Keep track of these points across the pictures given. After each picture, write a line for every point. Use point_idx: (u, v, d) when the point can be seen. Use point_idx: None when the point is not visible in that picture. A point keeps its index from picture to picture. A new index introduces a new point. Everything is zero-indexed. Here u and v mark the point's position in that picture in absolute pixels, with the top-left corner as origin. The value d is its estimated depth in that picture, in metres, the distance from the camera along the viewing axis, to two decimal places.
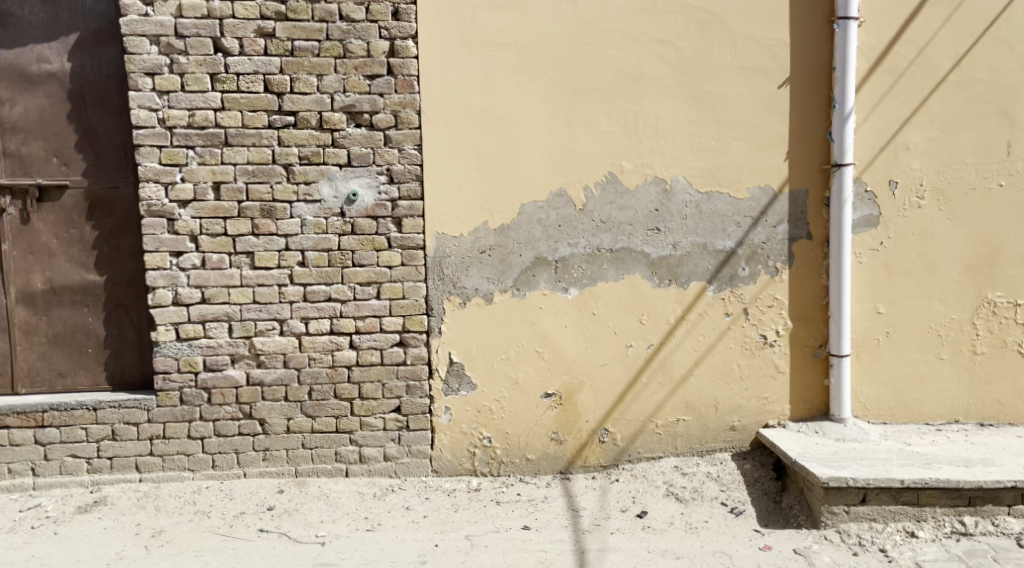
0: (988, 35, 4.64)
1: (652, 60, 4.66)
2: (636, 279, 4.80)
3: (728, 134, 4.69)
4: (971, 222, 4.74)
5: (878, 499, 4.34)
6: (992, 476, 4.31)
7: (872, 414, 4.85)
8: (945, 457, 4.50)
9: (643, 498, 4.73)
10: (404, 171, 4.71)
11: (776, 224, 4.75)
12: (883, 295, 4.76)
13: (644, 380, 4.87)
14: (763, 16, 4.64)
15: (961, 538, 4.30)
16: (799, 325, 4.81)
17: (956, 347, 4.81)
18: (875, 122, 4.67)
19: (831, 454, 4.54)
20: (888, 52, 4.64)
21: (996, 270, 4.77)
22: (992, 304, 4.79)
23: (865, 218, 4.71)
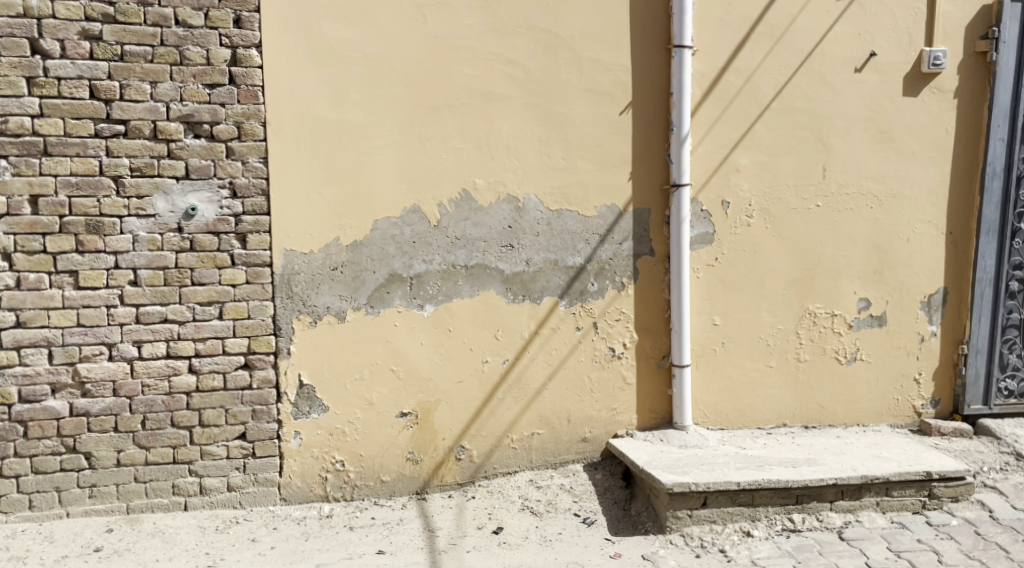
0: (804, 68, 4.89)
1: (501, 79, 4.73)
2: (490, 295, 4.84)
3: (575, 154, 4.82)
4: (794, 238, 4.98)
5: (718, 502, 4.58)
6: (816, 475, 4.63)
7: (711, 421, 5.07)
8: (776, 458, 4.79)
9: (499, 514, 4.76)
10: (249, 184, 4.51)
11: (622, 240, 4.90)
12: (719, 308, 4.98)
13: (499, 396, 4.90)
14: (605, 41, 4.80)
15: (791, 534, 4.60)
16: (644, 337, 4.99)
17: (783, 355, 5.05)
18: (708, 145, 4.87)
19: (674, 461, 4.74)
20: (718, 79, 4.85)
21: (816, 284, 5.02)
22: (813, 315, 5.03)
23: (701, 235, 4.90)
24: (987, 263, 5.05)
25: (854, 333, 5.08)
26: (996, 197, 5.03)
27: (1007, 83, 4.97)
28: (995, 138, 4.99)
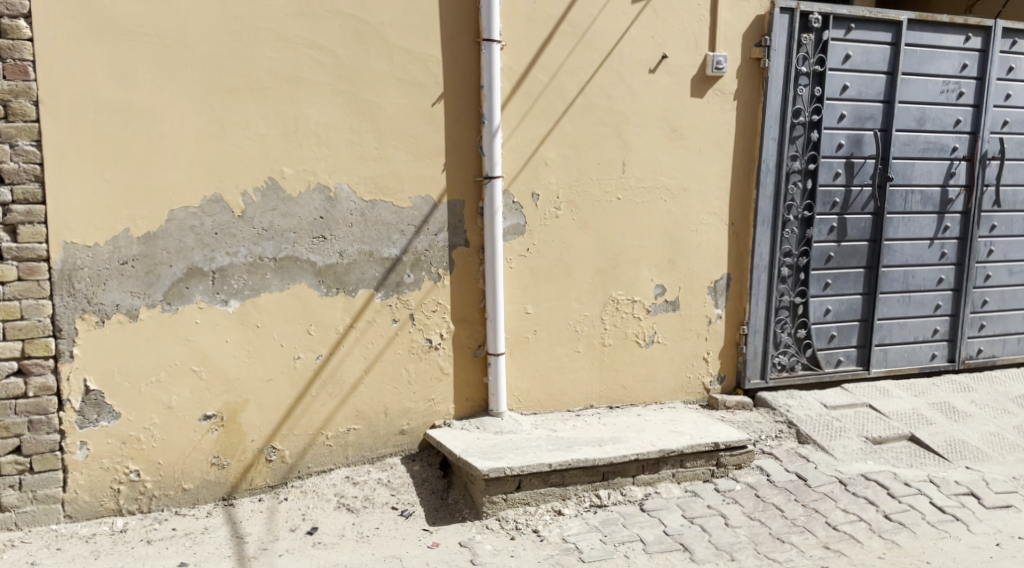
0: (604, 67, 5.09)
1: (309, 65, 4.55)
2: (302, 288, 4.66)
3: (388, 144, 4.75)
4: (598, 229, 5.21)
5: (532, 484, 4.69)
6: (619, 452, 4.83)
7: (525, 407, 5.21)
8: (583, 439, 4.96)
9: (313, 514, 4.62)
10: (19, 170, 4.08)
11: (437, 232, 4.90)
12: (531, 297, 5.12)
13: (313, 393, 4.75)
14: (416, 31, 4.73)
15: (598, 509, 4.77)
16: (460, 327, 5.03)
17: (589, 340, 5.28)
18: (518, 139, 4.97)
19: (490, 447, 4.82)
20: (526, 74, 4.95)
21: (618, 272, 5.29)
22: (616, 302, 5.31)
23: (513, 226, 5.02)
24: (762, 250, 5.51)
25: (651, 318, 5.40)
26: (769, 190, 5.46)
27: (778, 86, 5.38)
28: (768, 137, 5.40)
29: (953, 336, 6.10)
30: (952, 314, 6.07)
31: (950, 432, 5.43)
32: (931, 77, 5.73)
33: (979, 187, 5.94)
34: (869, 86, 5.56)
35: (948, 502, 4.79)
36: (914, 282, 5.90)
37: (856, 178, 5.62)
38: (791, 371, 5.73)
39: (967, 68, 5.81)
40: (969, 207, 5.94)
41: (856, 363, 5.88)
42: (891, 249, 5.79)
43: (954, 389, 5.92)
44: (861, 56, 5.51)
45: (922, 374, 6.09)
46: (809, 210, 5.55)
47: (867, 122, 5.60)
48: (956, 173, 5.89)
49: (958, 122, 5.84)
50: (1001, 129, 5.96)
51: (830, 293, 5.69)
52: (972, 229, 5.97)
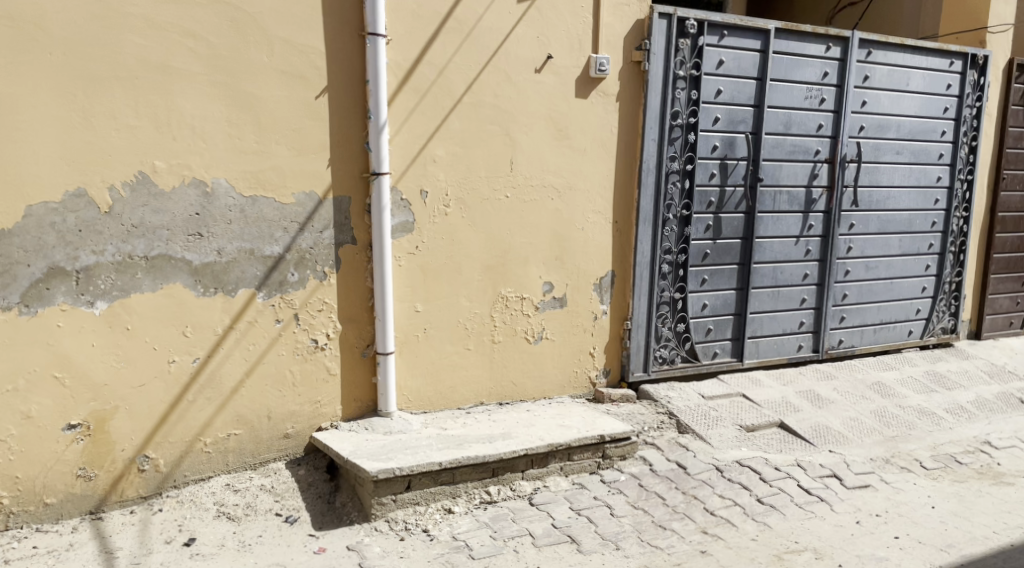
0: (491, 65, 5.10)
1: (183, 54, 4.33)
2: (176, 288, 4.44)
3: (269, 139, 4.58)
4: (486, 226, 5.22)
5: (421, 483, 4.61)
6: (509, 447, 4.83)
7: (414, 406, 5.16)
8: (473, 436, 4.95)
9: (190, 524, 4.41)
10: None
11: (321, 229, 4.78)
12: (420, 295, 5.08)
13: (190, 398, 4.54)
14: (298, 22, 4.59)
15: (488, 505, 4.75)
16: (347, 327, 4.92)
17: (479, 337, 5.29)
18: (405, 135, 4.92)
19: (378, 448, 4.73)
20: (412, 70, 4.90)
21: (506, 269, 5.32)
22: (504, 299, 5.33)
23: (401, 223, 4.96)
24: (644, 248, 5.67)
25: (539, 314, 5.47)
26: (650, 190, 5.63)
27: (657, 89, 5.55)
28: (648, 138, 5.57)
29: (817, 328, 6.49)
30: (816, 307, 6.46)
31: (815, 418, 5.77)
32: (797, 84, 6.06)
33: (839, 187, 6.33)
34: (741, 91, 5.82)
35: (814, 484, 5.08)
36: (782, 278, 6.23)
37: (729, 179, 5.88)
38: (672, 364, 5.93)
39: (828, 76, 6.18)
40: (831, 206, 6.33)
41: (731, 355, 6.15)
42: (761, 247, 6.09)
43: (819, 377, 6.30)
44: (733, 62, 5.77)
45: (790, 364, 6.45)
46: (687, 209, 5.76)
47: (739, 125, 5.86)
48: (819, 174, 6.26)
49: (820, 126, 6.21)
50: (858, 133, 6.38)
51: (706, 289, 5.94)
52: (833, 227, 6.37)
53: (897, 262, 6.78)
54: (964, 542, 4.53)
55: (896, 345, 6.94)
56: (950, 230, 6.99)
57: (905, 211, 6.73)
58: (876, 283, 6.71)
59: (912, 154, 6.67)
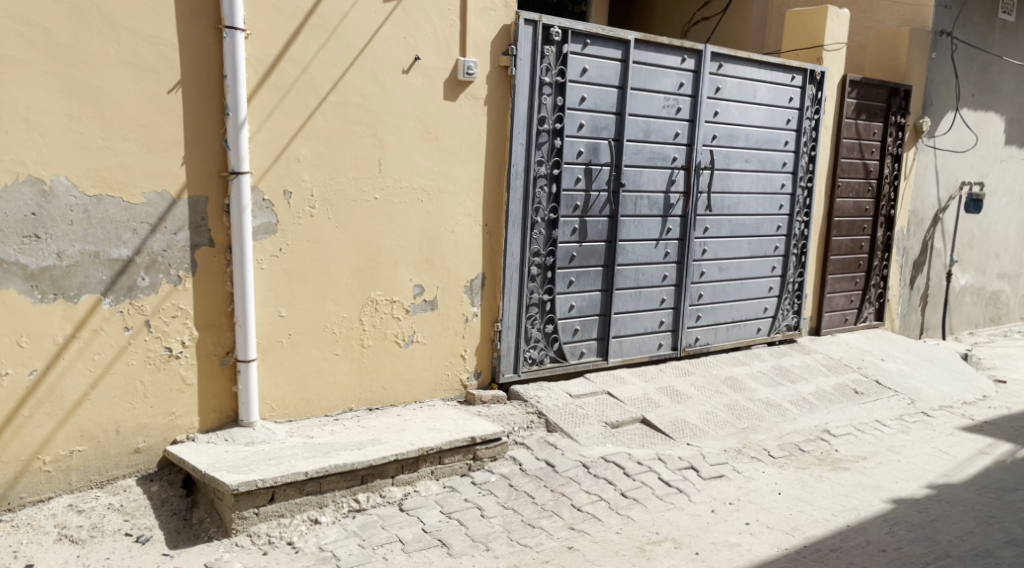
0: (357, 64, 4.99)
1: (16, 41, 3.99)
2: (9, 295, 4.08)
3: (116, 134, 4.29)
4: (354, 228, 5.10)
5: (285, 494, 4.43)
6: (378, 453, 4.74)
7: (279, 414, 4.98)
8: (341, 443, 4.82)
9: (27, 550, 4.05)
10: None
11: (176, 231, 4.52)
12: (284, 299, 4.91)
13: (26, 413, 4.18)
14: (149, 12, 4.32)
15: (357, 514, 4.63)
16: (205, 333, 4.68)
17: (347, 342, 5.17)
18: (266, 134, 4.74)
19: (239, 460, 4.51)
20: (274, 67, 4.73)
21: (375, 272, 5.22)
22: (374, 302, 5.24)
23: (264, 224, 4.78)
24: (514, 251, 5.72)
25: (410, 318, 5.40)
26: (519, 193, 5.69)
27: (524, 94, 5.61)
28: (516, 143, 5.62)
29: (676, 327, 6.76)
30: (675, 306, 6.73)
31: (674, 413, 6.01)
32: (655, 93, 6.29)
33: (695, 193, 6.64)
34: (603, 98, 5.99)
35: (673, 476, 5.29)
36: (643, 279, 6.46)
37: (593, 183, 6.03)
38: (541, 364, 6.00)
39: (684, 87, 6.46)
40: (687, 211, 6.63)
41: (596, 355, 6.31)
42: (624, 249, 6.29)
43: (678, 374, 6.57)
44: (596, 70, 5.92)
45: (651, 361, 6.68)
46: (554, 212, 5.86)
47: (602, 132, 6.02)
48: (676, 180, 6.54)
49: (677, 134, 6.48)
50: (711, 142, 6.71)
51: (574, 290, 6.06)
52: (689, 231, 6.67)
53: (747, 263, 7.19)
54: (808, 525, 4.83)
55: (747, 342, 7.33)
56: (793, 234, 7.49)
57: (754, 216, 7.16)
58: (728, 283, 7.08)
59: (758, 162, 7.09)
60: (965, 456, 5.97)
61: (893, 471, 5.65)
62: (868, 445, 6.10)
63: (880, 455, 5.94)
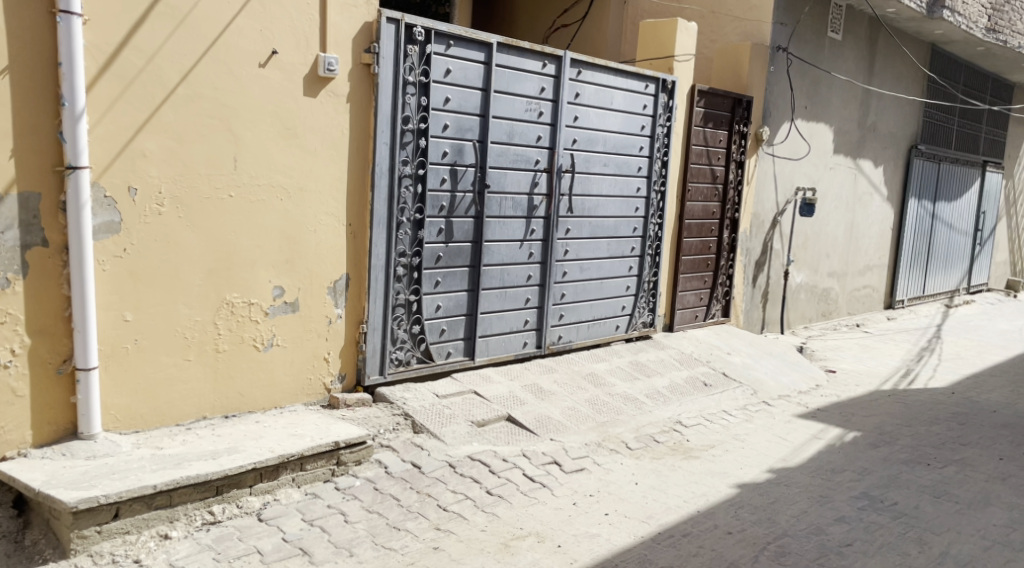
0: (209, 56, 4.76)
1: None
2: None
3: None
4: (208, 228, 4.87)
5: (131, 510, 4.16)
6: (235, 463, 4.53)
7: (125, 425, 4.68)
8: (194, 454, 4.58)
9: None
10: None
11: (4, 230, 4.15)
12: (129, 303, 4.61)
13: None
14: None
15: (211, 527, 4.40)
16: (38, 340, 4.33)
17: (200, 347, 4.92)
18: (107, 126, 4.44)
19: (80, 475, 4.20)
20: (116, 55, 4.43)
21: (230, 273, 5.00)
22: (229, 305, 5.01)
23: (105, 223, 4.47)
24: (379, 251, 5.62)
25: (269, 321, 5.21)
26: (384, 193, 5.60)
27: (388, 93, 5.53)
28: (380, 142, 5.53)
29: (540, 325, 6.86)
30: (539, 306, 6.84)
31: (538, 410, 6.10)
32: (518, 97, 6.37)
33: (557, 196, 6.78)
34: (467, 100, 5.99)
35: (537, 472, 5.38)
36: (508, 279, 6.53)
37: (459, 184, 6.03)
38: (408, 365, 5.93)
39: (545, 91, 6.57)
40: (550, 212, 6.75)
41: (463, 354, 6.31)
42: (490, 250, 6.33)
43: (542, 371, 6.68)
44: (459, 71, 5.92)
45: (516, 360, 6.76)
46: (420, 212, 5.81)
47: (466, 133, 6.03)
48: (539, 183, 6.64)
49: (539, 138, 6.59)
50: (572, 146, 6.87)
51: (440, 290, 6.04)
52: (552, 232, 6.79)
53: (606, 263, 7.41)
54: (662, 513, 5.02)
55: (607, 339, 7.55)
56: (648, 235, 7.80)
57: (612, 218, 7.39)
58: (588, 283, 7.27)
59: (616, 166, 7.33)
60: (801, 441, 6.40)
61: (739, 458, 5.98)
62: (716, 434, 6.43)
63: (727, 443, 6.27)
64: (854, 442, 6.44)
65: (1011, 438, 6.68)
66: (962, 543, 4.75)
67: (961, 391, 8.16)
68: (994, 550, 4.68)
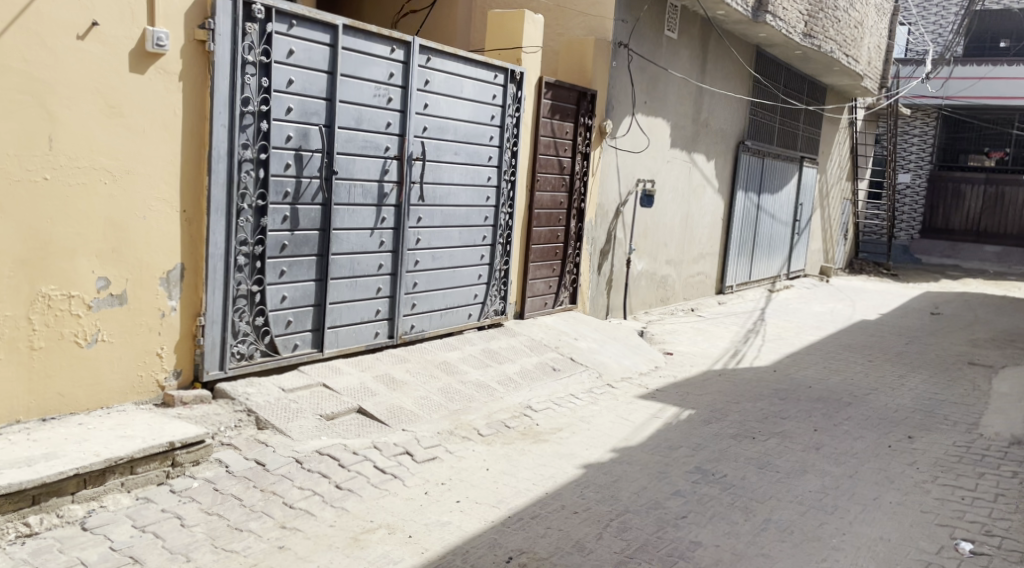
0: (18, 26, 4.34)
1: None
2: None
3: None
4: (19, 215, 4.45)
5: None
6: (54, 469, 4.19)
7: None
8: (4, 461, 4.18)
9: None
10: None
11: None
12: None
13: None
14: None
15: (26, 540, 4.02)
16: None
17: (12, 344, 4.50)
18: None
19: None
20: None
21: (46, 263, 4.60)
22: (45, 298, 4.61)
23: None
24: (217, 239, 5.33)
25: (92, 314, 4.84)
26: (222, 178, 5.30)
27: (225, 73, 5.23)
28: (218, 123, 5.23)
29: (391, 315, 6.74)
30: (390, 295, 6.72)
31: (390, 400, 6.00)
32: (366, 81, 6.20)
33: (407, 183, 6.67)
34: (312, 83, 5.77)
35: (387, 463, 5.28)
36: (358, 268, 6.37)
37: (304, 170, 5.80)
38: (250, 359, 5.67)
39: (394, 77, 6.44)
40: (400, 200, 6.64)
41: (310, 346, 6.10)
42: (338, 238, 6.15)
43: (394, 361, 6.56)
44: (303, 53, 5.69)
45: (367, 351, 6.60)
46: (262, 199, 5.54)
47: (312, 117, 5.80)
48: (389, 170, 6.51)
49: (389, 124, 6.45)
50: (422, 133, 6.77)
51: (286, 280, 5.81)
52: (403, 220, 6.68)
53: (458, 252, 7.37)
54: (511, 497, 5.04)
55: (459, 328, 7.52)
56: (499, 224, 7.83)
57: (463, 207, 7.36)
58: (440, 272, 7.21)
59: (466, 155, 7.30)
60: (642, 421, 6.62)
61: (585, 439, 6.10)
62: (564, 417, 6.55)
63: (574, 425, 6.39)
64: (689, 419, 6.72)
65: (824, 410, 7.19)
66: (783, 509, 5.04)
67: (783, 369, 8.71)
68: (811, 514, 4.99)
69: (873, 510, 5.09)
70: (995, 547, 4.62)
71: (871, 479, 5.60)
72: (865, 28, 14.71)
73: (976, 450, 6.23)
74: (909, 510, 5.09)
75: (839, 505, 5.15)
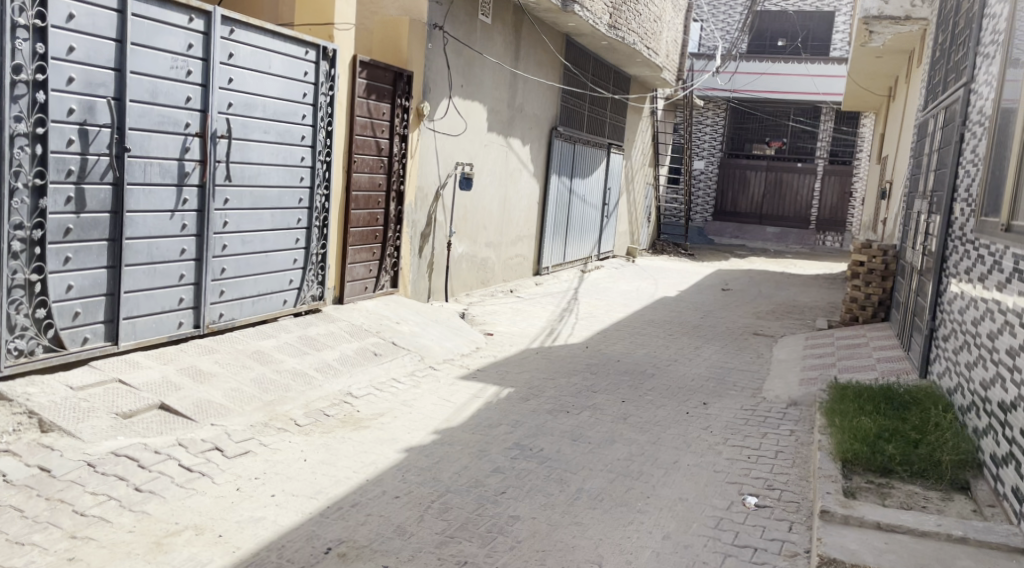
0: None
1: None
2: None
3: None
4: None
5: None
6: None
7: None
8: None
9: None
10: None
11: None
12: None
13: None
14: None
15: None
16: None
17: None
18: None
19: None
20: None
21: None
22: None
23: None
24: None
25: None
26: None
27: None
28: None
29: (197, 304, 6.37)
30: (195, 282, 6.34)
31: (195, 394, 5.66)
32: (160, 52, 5.78)
33: (212, 162, 6.30)
34: (98, 51, 5.32)
35: (194, 461, 4.98)
36: (157, 254, 5.96)
37: (90, 146, 5.33)
38: (31, 356, 5.16)
39: (193, 49, 6.05)
40: (204, 180, 6.26)
41: (104, 339, 5.65)
42: (132, 221, 5.72)
43: (201, 352, 6.20)
44: (85, 18, 5.23)
45: (170, 342, 6.21)
46: (40, 177, 5.05)
47: (98, 89, 5.34)
48: (190, 148, 6.12)
49: (188, 98, 6.05)
50: (227, 110, 6.41)
51: (71, 268, 5.33)
52: (207, 202, 6.31)
53: (270, 235, 7.07)
54: (330, 486, 4.90)
55: (273, 315, 7.22)
56: (314, 206, 7.58)
57: (274, 188, 7.06)
58: (251, 256, 6.89)
59: (277, 134, 6.99)
60: (462, 401, 6.64)
61: (406, 423, 6.04)
62: (385, 402, 6.46)
63: (396, 409, 6.31)
64: (507, 397, 6.81)
65: (629, 382, 7.52)
66: (594, 478, 5.20)
67: (594, 345, 9.02)
68: (619, 481, 5.19)
69: (674, 473, 5.37)
70: (776, 499, 4.99)
71: (671, 445, 5.90)
72: (663, 22, 15.41)
73: (760, 412, 6.71)
74: (704, 472, 5.40)
75: (643, 471, 5.39)
